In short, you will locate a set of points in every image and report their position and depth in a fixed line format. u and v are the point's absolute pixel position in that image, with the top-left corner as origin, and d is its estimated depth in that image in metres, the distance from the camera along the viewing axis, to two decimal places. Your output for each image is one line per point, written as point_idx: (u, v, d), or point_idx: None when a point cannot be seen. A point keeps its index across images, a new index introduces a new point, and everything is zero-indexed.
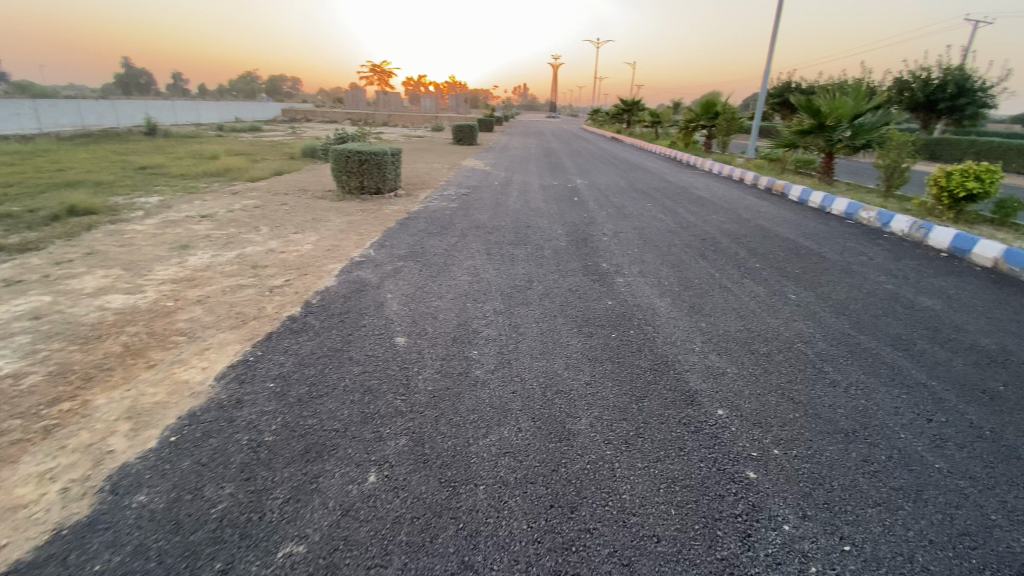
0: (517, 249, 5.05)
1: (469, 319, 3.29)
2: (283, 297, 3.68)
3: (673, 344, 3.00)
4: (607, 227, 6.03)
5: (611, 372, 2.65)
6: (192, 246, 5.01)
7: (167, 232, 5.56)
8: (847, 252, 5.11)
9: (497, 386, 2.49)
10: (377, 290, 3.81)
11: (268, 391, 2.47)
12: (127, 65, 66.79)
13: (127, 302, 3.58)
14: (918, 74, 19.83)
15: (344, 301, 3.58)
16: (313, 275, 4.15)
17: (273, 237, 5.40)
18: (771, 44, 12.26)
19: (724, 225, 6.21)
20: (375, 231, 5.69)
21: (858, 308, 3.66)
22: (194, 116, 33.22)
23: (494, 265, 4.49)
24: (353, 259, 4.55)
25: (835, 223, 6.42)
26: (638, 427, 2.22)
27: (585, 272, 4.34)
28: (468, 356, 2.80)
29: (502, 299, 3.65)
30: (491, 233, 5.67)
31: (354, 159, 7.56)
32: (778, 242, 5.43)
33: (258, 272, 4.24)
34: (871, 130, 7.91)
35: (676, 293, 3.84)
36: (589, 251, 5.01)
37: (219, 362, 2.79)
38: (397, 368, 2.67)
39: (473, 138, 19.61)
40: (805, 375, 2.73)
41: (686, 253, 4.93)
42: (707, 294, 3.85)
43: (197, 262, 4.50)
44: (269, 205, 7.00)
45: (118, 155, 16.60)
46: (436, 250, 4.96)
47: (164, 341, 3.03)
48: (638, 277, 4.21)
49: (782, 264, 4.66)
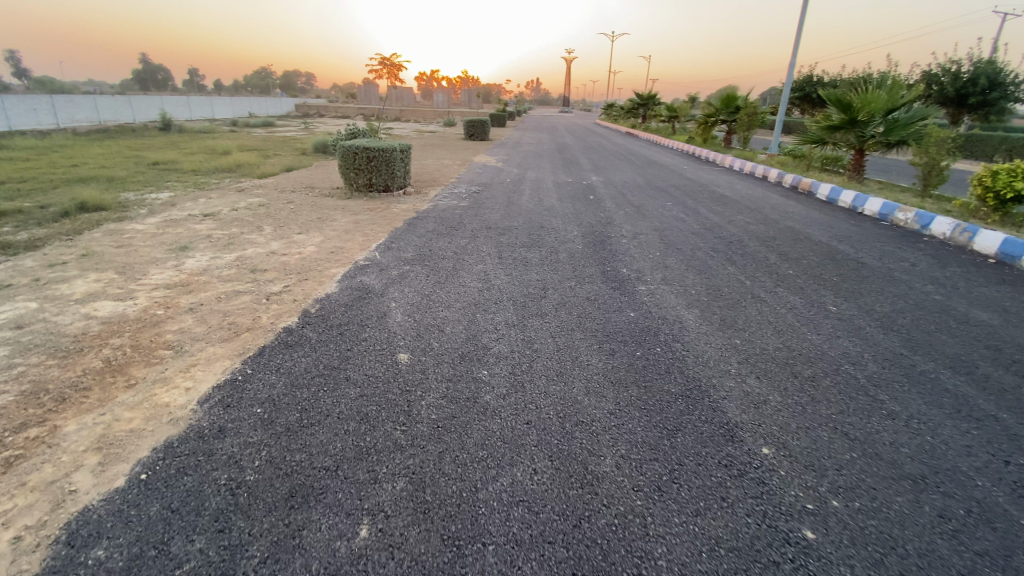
0: (531, 252, 4.76)
1: (479, 333, 3.01)
2: (281, 305, 3.43)
3: (705, 364, 2.69)
4: (626, 228, 5.72)
5: (637, 399, 2.35)
6: (191, 248, 4.78)
7: (168, 232, 5.35)
8: (886, 258, 4.75)
9: (509, 415, 2.21)
10: (381, 298, 3.55)
11: (254, 419, 2.22)
12: (144, 61, 67.34)
13: (116, 310, 3.34)
14: (947, 68, 19.16)
15: (345, 310, 3.32)
16: (314, 280, 3.90)
17: (276, 238, 5.17)
18: (797, 35, 11.78)
19: (751, 226, 5.86)
20: (382, 231, 5.44)
21: (906, 323, 3.32)
22: (209, 111, 33.38)
23: (506, 270, 4.21)
24: (357, 263, 4.30)
25: (869, 225, 6.03)
26: (671, 469, 1.93)
27: (604, 278, 4.05)
28: (477, 377, 2.53)
29: (515, 309, 3.37)
30: (503, 234, 5.38)
31: (362, 156, 7.31)
32: (809, 246, 5.08)
33: (257, 276, 4.01)
34: (906, 126, 7.47)
35: (705, 304, 3.53)
36: (607, 254, 4.70)
37: (204, 382, 2.54)
38: (398, 391, 2.40)
39: (485, 134, 19.31)
40: (858, 405, 2.41)
41: (712, 258, 4.61)
42: (740, 305, 3.53)
43: (194, 265, 4.27)
44: (274, 203, 6.78)
45: (132, 151, 16.59)
46: (445, 253, 4.69)
47: (149, 356, 2.79)
48: (662, 285, 3.90)
49: (818, 271, 4.32)
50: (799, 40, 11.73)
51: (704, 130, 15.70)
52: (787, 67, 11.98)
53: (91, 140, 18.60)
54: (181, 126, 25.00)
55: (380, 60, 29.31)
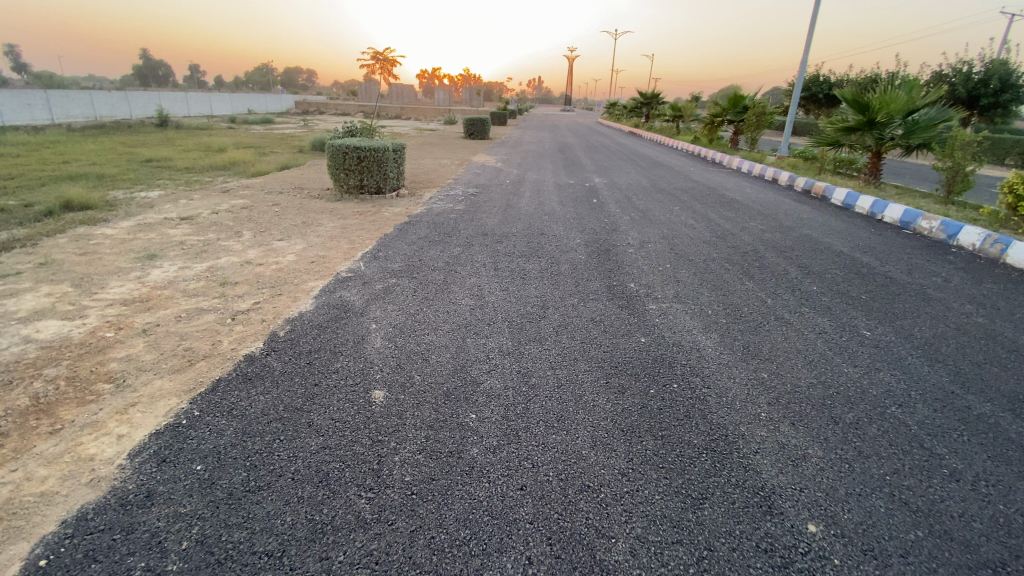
0: (530, 263, 4.37)
1: (468, 363, 2.61)
2: (247, 327, 3.05)
3: (732, 407, 2.31)
4: (633, 236, 5.33)
5: (653, 455, 1.98)
6: (160, 256, 4.40)
7: (139, 237, 4.97)
8: (915, 272, 4.36)
9: (500, 477, 1.83)
10: (360, 317, 3.16)
11: (192, 480, 1.84)
12: (146, 56, 66.95)
13: (60, 332, 2.97)
14: (959, 69, 18.75)
15: (318, 334, 2.93)
16: (288, 296, 3.52)
17: (254, 244, 4.79)
18: (809, 32, 11.34)
19: (766, 235, 5.48)
20: (370, 238, 5.05)
21: (952, 352, 2.93)
22: (208, 108, 33.02)
23: (502, 285, 3.83)
24: (338, 276, 3.92)
25: (891, 234, 5.64)
26: (699, 557, 1.55)
27: (610, 295, 3.67)
28: (463, 423, 2.13)
29: (511, 333, 2.97)
30: (501, 242, 5.01)
31: (352, 156, 6.91)
32: (830, 257, 4.70)
33: (225, 291, 3.63)
34: (927, 127, 7.06)
35: (724, 328, 3.14)
36: (613, 266, 4.31)
37: (141, 428, 2.16)
38: (367, 442, 2.01)
39: (485, 132, 18.89)
40: (914, 463, 2.02)
41: (727, 271, 4.23)
42: (762, 329, 3.15)
43: (159, 277, 3.89)
44: (259, 206, 6.40)
45: (126, 147, 16.22)
46: (436, 263, 4.30)
47: (85, 392, 2.42)
48: (674, 303, 3.51)
49: (844, 288, 3.93)
50: (811, 38, 11.31)
51: (710, 131, 15.27)
52: (799, 66, 11.54)
53: (87, 136, 18.27)
54: (178, 123, 24.62)
55: (376, 55, 28.81)
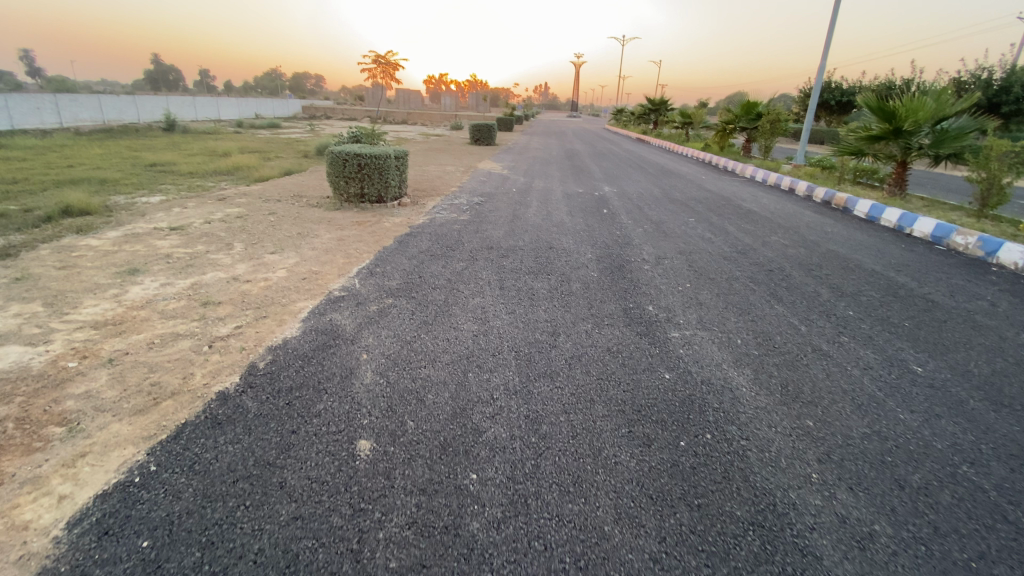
0: (538, 281, 4.05)
1: (469, 406, 2.28)
2: (225, 357, 2.74)
3: (776, 468, 1.98)
4: (648, 251, 5.00)
5: (689, 533, 1.64)
6: (143, 271, 4.10)
7: (125, 249, 4.68)
8: (958, 294, 4.01)
9: (505, 565, 1.50)
10: (350, 346, 2.84)
11: (134, 562, 1.53)
12: (156, 61, 67.33)
13: (19, 360, 2.67)
14: (978, 74, 18.34)
15: (301, 367, 2.61)
16: (274, 319, 3.22)
17: (244, 258, 4.49)
18: (827, 38, 11.00)
19: (790, 250, 5.13)
20: (368, 251, 4.75)
21: (1019, 395, 2.59)
22: (216, 112, 32.99)
23: (508, 306, 3.50)
24: (330, 295, 3.61)
25: (924, 250, 5.29)
26: None
27: (626, 319, 3.34)
28: (462, 487, 1.81)
29: (518, 366, 2.64)
30: (507, 257, 4.69)
31: (352, 163, 6.62)
32: (863, 277, 4.36)
33: (207, 312, 3.32)
34: (958, 137, 6.69)
35: (756, 362, 2.80)
36: (628, 285, 3.97)
37: (87, 487, 1.84)
38: (348, 512, 1.70)
39: (491, 137, 18.57)
40: (1002, 544, 1.68)
41: (753, 292, 3.89)
42: (800, 363, 2.81)
43: (138, 295, 3.60)
44: (254, 215, 6.11)
45: (132, 152, 16.01)
46: (437, 281, 3.98)
47: (32, 436, 2.10)
48: (699, 330, 3.18)
49: (884, 313, 3.59)
50: (829, 43, 10.96)
51: (722, 138, 14.93)
52: (817, 72, 11.18)
53: (93, 139, 18.14)
54: (185, 127, 24.48)
55: (380, 59, 28.62)
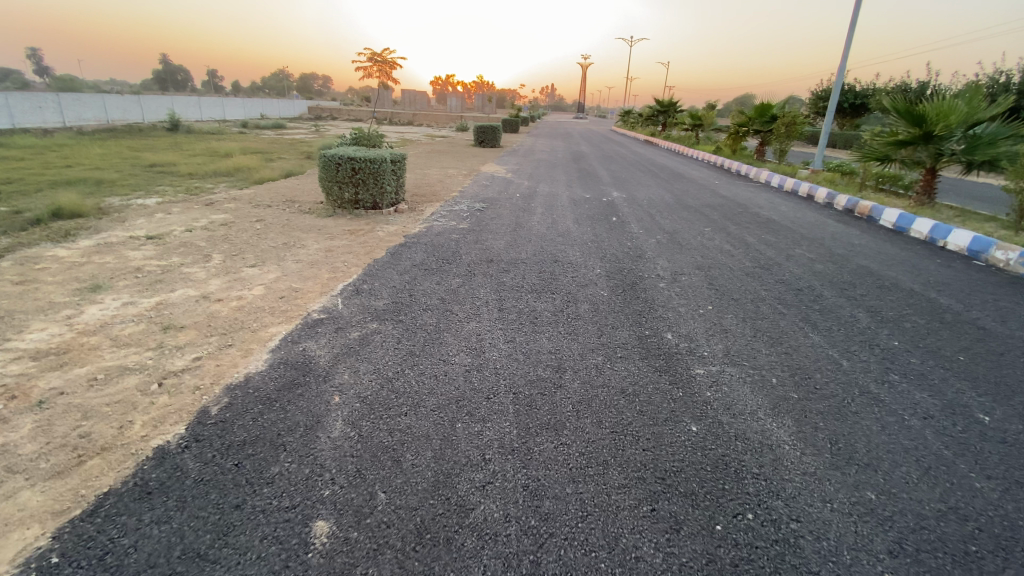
0: (542, 301, 3.64)
1: (454, 471, 1.88)
2: (173, 400, 2.34)
3: (839, 566, 1.56)
4: (662, 265, 4.58)
5: None
6: (106, 287, 3.73)
7: (93, 261, 4.32)
8: (1012, 320, 3.57)
9: None
10: (321, 386, 2.43)
11: None
12: (164, 61, 67.41)
13: None
14: (999, 78, 17.81)
15: (260, 414, 2.21)
16: (241, 347, 2.83)
17: (220, 272, 4.11)
18: (847, 39, 10.52)
19: (817, 266, 4.70)
20: (356, 264, 4.35)
21: None
22: (220, 112, 32.76)
23: (508, 333, 3.10)
24: (309, 317, 3.22)
25: (961, 266, 4.84)
26: None
27: (643, 350, 2.93)
28: None
29: (516, 414, 2.23)
30: (509, 272, 4.29)
31: (345, 167, 6.23)
32: (903, 298, 3.93)
33: (166, 337, 2.94)
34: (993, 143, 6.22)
35: (797, 409, 2.38)
36: (642, 307, 3.56)
37: None
38: None
39: (496, 138, 18.16)
40: None
41: (783, 317, 3.47)
42: (848, 412, 2.38)
43: (94, 317, 3.22)
44: (240, 222, 5.74)
45: (133, 151, 15.77)
46: (429, 300, 3.58)
47: None
48: (727, 366, 2.76)
49: (934, 344, 3.16)
50: (849, 44, 10.49)
51: (734, 142, 14.44)
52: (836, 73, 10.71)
53: (96, 139, 17.94)
54: (188, 127, 24.22)
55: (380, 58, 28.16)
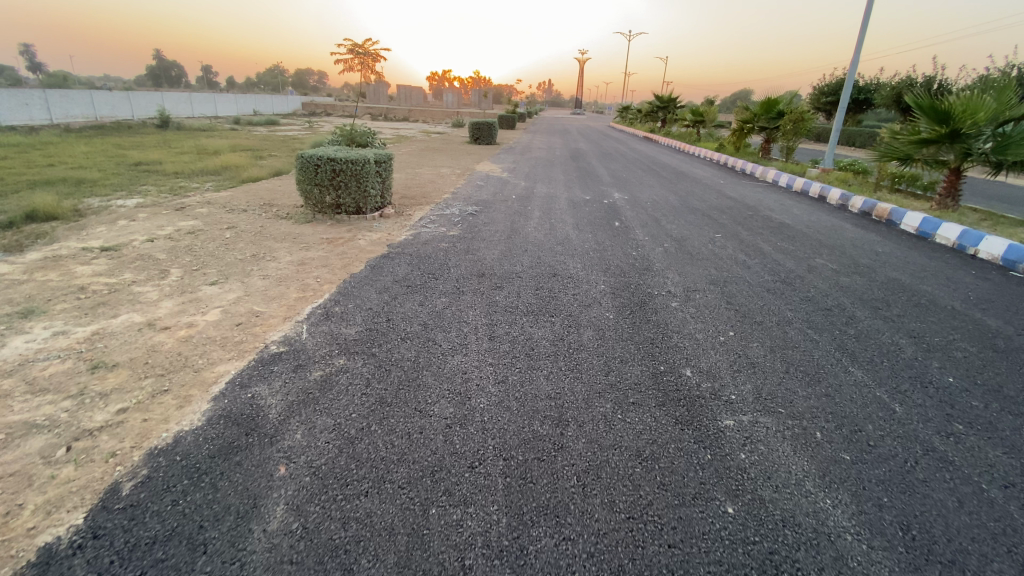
0: (539, 326, 3.19)
1: None
2: (79, 473, 1.87)
3: None
4: (672, 279, 4.12)
5: None
6: (41, 312, 3.25)
7: (34, 279, 3.83)
8: None
9: None
10: (265, 451, 1.97)
11: None
12: (156, 57, 66.44)
13: None
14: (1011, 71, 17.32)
15: (184, 495, 1.75)
16: (180, 394, 2.36)
17: (176, 291, 3.64)
18: (860, 32, 10.05)
19: (843, 279, 4.24)
20: (330, 281, 3.88)
21: None
22: (212, 108, 32.13)
23: (499, 370, 2.64)
24: (266, 352, 2.75)
25: (999, 279, 4.41)
26: None
27: (659, 393, 2.46)
28: None
29: (506, 494, 1.77)
30: (501, 289, 3.84)
31: (325, 169, 5.75)
32: (946, 319, 3.49)
33: (93, 380, 2.47)
34: None
35: (853, 478, 1.93)
36: (654, 334, 3.11)
37: None
38: None
39: (492, 135, 17.64)
40: None
41: (816, 346, 3.02)
42: (916, 483, 1.93)
43: (15, 351, 2.75)
44: (210, 230, 5.27)
45: (118, 149, 15.22)
46: (409, 327, 3.12)
47: None
48: (760, 415, 2.30)
49: (997, 381, 2.70)
50: (862, 38, 10.01)
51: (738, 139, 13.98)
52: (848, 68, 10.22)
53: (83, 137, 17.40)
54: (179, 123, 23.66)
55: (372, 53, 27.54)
